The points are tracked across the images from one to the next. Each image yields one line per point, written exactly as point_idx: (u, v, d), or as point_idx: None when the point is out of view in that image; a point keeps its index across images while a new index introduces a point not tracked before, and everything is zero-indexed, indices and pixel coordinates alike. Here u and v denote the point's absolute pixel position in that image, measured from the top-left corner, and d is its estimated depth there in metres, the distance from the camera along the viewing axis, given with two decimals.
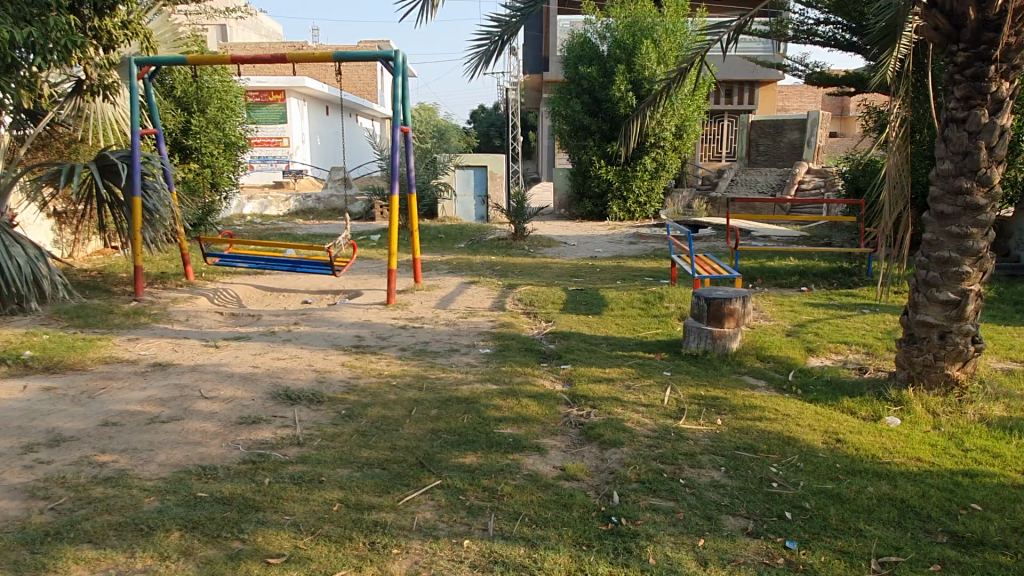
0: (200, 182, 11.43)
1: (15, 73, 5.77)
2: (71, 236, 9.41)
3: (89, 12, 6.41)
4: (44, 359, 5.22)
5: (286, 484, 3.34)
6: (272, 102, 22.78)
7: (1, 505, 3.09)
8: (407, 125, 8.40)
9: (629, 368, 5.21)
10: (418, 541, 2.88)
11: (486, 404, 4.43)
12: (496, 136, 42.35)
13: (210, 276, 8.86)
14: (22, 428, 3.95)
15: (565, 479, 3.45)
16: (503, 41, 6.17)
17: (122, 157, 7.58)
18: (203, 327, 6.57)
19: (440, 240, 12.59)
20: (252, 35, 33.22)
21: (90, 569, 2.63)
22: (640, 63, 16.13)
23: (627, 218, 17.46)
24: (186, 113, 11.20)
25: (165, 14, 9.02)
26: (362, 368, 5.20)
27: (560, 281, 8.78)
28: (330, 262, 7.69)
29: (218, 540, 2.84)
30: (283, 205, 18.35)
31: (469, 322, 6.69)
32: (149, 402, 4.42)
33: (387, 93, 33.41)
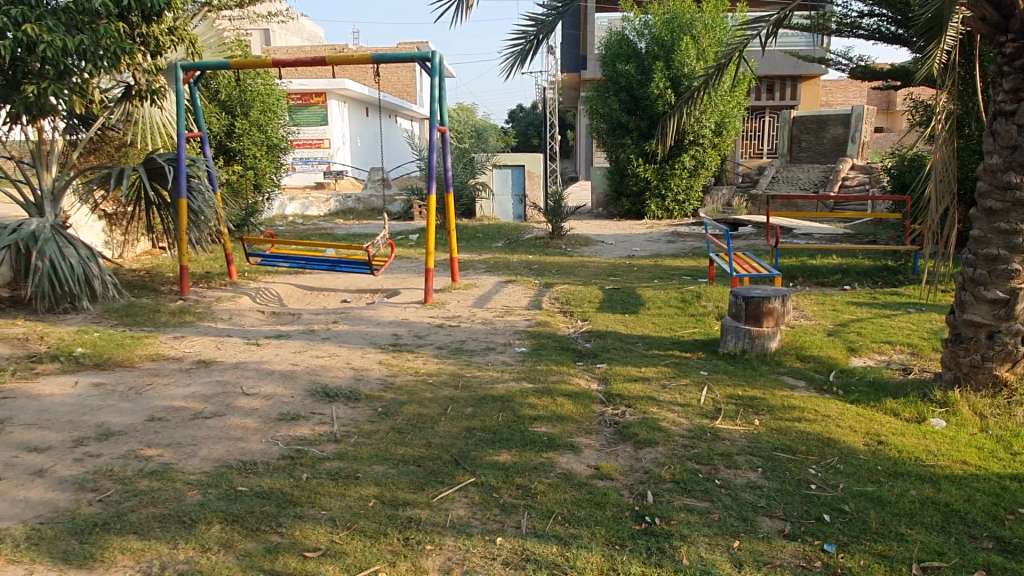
0: (243, 183, 11.67)
1: (68, 79, 5.83)
2: (120, 237, 9.71)
3: (138, 19, 6.52)
4: (95, 355, 5.41)
5: (323, 479, 3.40)
6: (314, 104, 23.18)
7: (52, 496, 3.21)
8: (445, 125, 8.44)
9: (665, 368, 5.16)
10: (452, 538, 2.91)
11: (521, 403, 4.44)
12: (534, 135, 42.31)
13: (252, 276, 9.05)
14: (73, 422, 4.10)
15: (599, 478, 3.45)
16: (538, 40, 6.18)
17: (169, 160, 7.79)
18: (246, 325, 6.71)
19: (478, 240, 12.63)
20: (294, 38, 33.79)
21: (135, 559, 2.72)
22: (679, 59, 15.99)
23: (666, 216, 17.30)
24: (230, 116, 11.49)
25: (210, 20, 9.25)
26: (399, 366, 5.26)
27: (597, 281, 8.74)
28: (369, 261, 7.78)
29: (257, 533, 2.91)
30: (324, 205, 18.62)
31: (505, 321, 6.70)
32: (193, 398, 4.53)
33: (426, 94, 33.66)
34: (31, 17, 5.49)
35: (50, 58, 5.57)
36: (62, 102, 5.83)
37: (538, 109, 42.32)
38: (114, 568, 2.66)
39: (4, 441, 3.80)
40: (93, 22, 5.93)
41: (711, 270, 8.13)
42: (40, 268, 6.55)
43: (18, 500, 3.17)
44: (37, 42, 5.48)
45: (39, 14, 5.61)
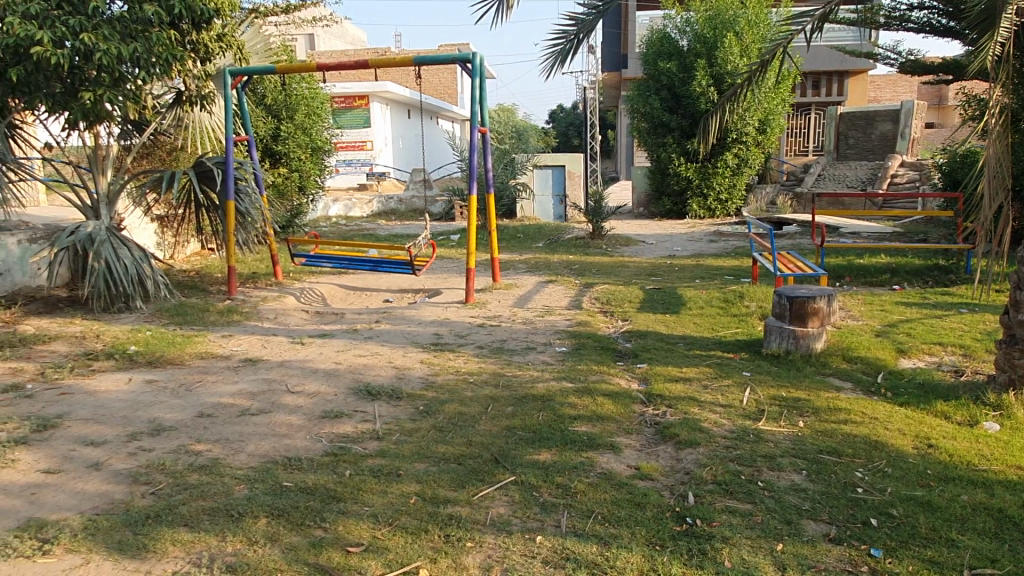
0: (288, 186, 11.90)
1: (122, 86, 6.05)
2: (171, 239, 10.01)
3: (189, 27, 6.71)
4: (147, 353, 5.58)
5: (366, 476, 3.45)
6: (357, 107, 23.50)
7: (108, 489, 3.33)
8: (485, 125, 8.47)
9: (707, 368, 5.11)
10: (492, 535, 2.93)
11: (561, 402, 4.44)
12: (575, 135, 42.17)
13: (297, 276, 9.22)
14: (127, 417, 4.24)
15: (640, 478, 3.43)
16: (579, 40, 6.17)
17: (218, 163, 7.98)
18: (291, 324, 6.85)
19: (519, 240, 12.66)
20: (337, 42, 34.27)
21: (185, 551, 2.80)
22: (722, 56, 15.77)
23: (708, 215, 17.10)
24: (276, 120, 11.72)
25: (257, 26, 9.46)
26: (441, 365, 5.31)
27: (637, 280, 8.69)
28: (410, 261, 7.86)
29: (302, 528, 2.97)
30: (366, 206, 18.87)
31: (546, 321, 6.71)
32: (240, 396, 4.65)
33: (467, 95, 33.84)
34: (88, 27, 5.65)
35: (106, 66, 5.75)
36: (116, 108, 6.01)
37: (578, 109, 42.16)
38: (166, 559, 2.75)
39: (63, 435, 3.95)
40: (144, 30, 6.11)
41: (755, 269, 8.01)
42: (96, 268, 6.82)
43: (75, 491, 3.30)
44: (94, 50, 5.64)
45: (95, 24, 5.76)
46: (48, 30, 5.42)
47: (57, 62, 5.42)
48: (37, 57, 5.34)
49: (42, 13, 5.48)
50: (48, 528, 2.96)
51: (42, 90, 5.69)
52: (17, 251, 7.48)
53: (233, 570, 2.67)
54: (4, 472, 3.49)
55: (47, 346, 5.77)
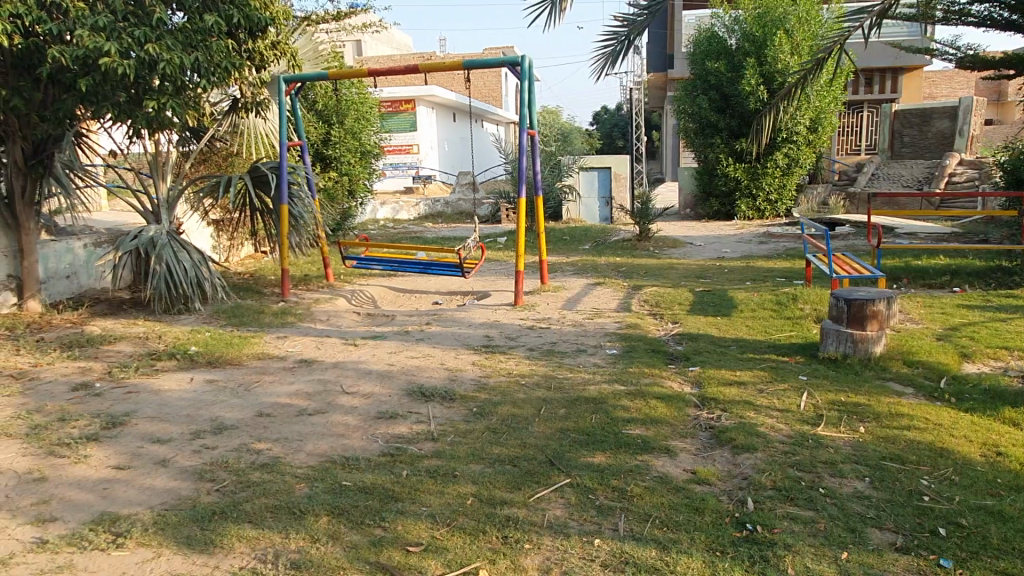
0: (338, 189, 12.12)
1: (183, 94, 6.25)
2: (227, 242, 10.28)
3: (245, 36, 6.86)
4: (207, 354, 5.73)
5: (422, 477, 3.49)
6: (403, 111, 23.80)
7: (175, 485, 3.43)
8: (534, 128, 8.50)
9: (762, 372, 5.03)
10: (550, 538, 2.93)
11: (614, 404, 4.43)
12: (619, 136, 41.92)
13: (348, 278, 9.38)
14: (191, 416, 4.37)
15: (697, 482, 3.40)
16: (629, 40, 6.15)
17: (273, 168, 8.18)
18: (343, 326, 6.97)
19: (565, 242, 12.65)
20: (385, 48, 34.79)
21: (251, 547, 2.87)
22: (772, 55, 15.50)
23: (757, 217, 16.84)
24: (326, 125, 11.94)
25: (309, 34, 9.67)
26: (492, 367, 5.34)
27: (687, 282, 8.61)
28: (460, 264, 7.93)
29: (362, 527, 3.02)
30: (413, 209, 19.06)
31: (596, 323, 6.70)
32: (298, 396, 4.75)
33: (511, 98, 33.95)
34: (152, 37, 5.85)
35: (169, 75, 5.95)
36: (177, 117, 6.21)
37: (623, 109, 41.87)
38: (233, 554, 2.82)
39: (131, 432, 4.10)
40: (205, 39, 6.28)
41: (808, 271, 7.85)
42: (158, 271, 7.06)
43: (145, 487, 3.41)
44: (158, 60, 5.84)
45: (159, 34, 5.95)
46: (115, 41, 5.61)
47: (124, 72, 5.62)
48: (105, 68, 5.54)
49: (110, 24, 5.64)
50: (120, 521, 3.07)
51: (108, 99, 5.89)
52: (83, 254, 7.80)
53: (297, 567, 2.73)
54: (77, 467, 3.63)
55: (113, 346, 5.98)
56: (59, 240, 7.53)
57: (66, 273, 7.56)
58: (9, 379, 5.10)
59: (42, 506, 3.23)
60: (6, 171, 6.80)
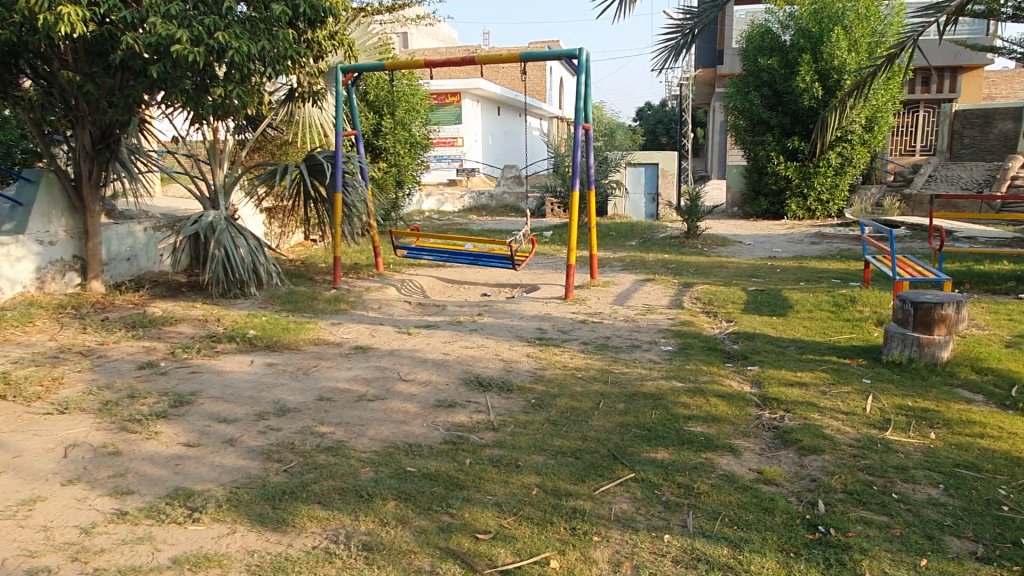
0: (388, 179, 12.21)
1: (249, 82, 6.35)
2: (278, 229, 10.49)
3: (305, 26, 6.92)
4: (266, 338, 5.82)
5: (486, 465, 3.50)
6: (449, 104, 23.88)
7: (244, 464, 3.50)
8: (589, 121, 8.42)
9: (824, 373, 4.94)
10: (618, 531, 2.92)
11: (674, 401, 4.38)
12: (663, 133, 41.41)
13: (398, 267, 9.45)
14: (254, 397, 4.45)
15: (764, 482, 3.35)
16: (694, 34, 6.06)
17: (328, 157, 8.26)
18: (395, 315, 7.01)
19: (612, 238, 12.58)
20: (430, 41, 35.02)
21: (322, 527, 2.91)
22: (828, 51, 15.16)
23: (807, 217, 16.56)
24: (378, 116, 12.08)
25: (364, 24, 9.77)
26: (547, 360, 5.32)
27: (738, 281, 8.49)
28: (510, 257, 7.87)
29: (429, 512, 3.04)
30: (458, 201, 19.22)
31: (648, 319, 6.65)
32: (356, 381, 4.80)
33: (556, 93, 33.86)
34: (221, 26, 5.94)
35: (237, 63, 6.05)
36: (242, 104, 6.34)
37: (666, 106, 41.33)
38: (305, 534, 2.86)
39: (198, 411, 4.19)
40: (270, 28, 6.38)
41: (867, 273, 7.68)
42: (216, 255, 7.21)
43: (215, 465, 3.48)
44: (227, 48, 5.93)
45: (228, 23, 6.05)
46: (186, 29, 5.73)
47: (194, 59, 5.71)
48: (176, 55, 5.65)
49: (181, 13, 5.78)
50: (195, 497, 3.14)
51: (175, 86, 6.03)
52: (143, 238, 7.99)
53: (369, 549, 2.75)
54: (149, 443, 3.72)
55: (174, 328, 6.11)
56: (122, 224, 7.73)
57: (127, 255, 7.75)
58: (78, 356, 5.25)
59: (119, 479, 3.33)
60: (76, 154, 6.95)
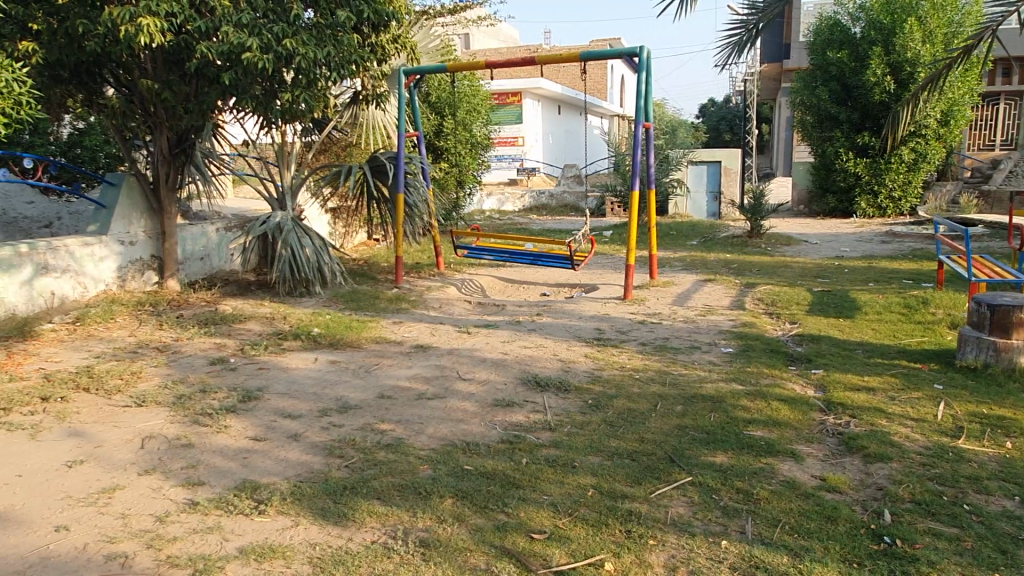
0: (449, 180, 12.36)
1: (315, 86, 6.52)
2: (343, 229, 10.77)
3: (369, 30, 7.07)
4: (330, 336, 5.98)
5: (542, 465, 3.52)
6: (511, 103, 23.97)
7: (308, 459, 3.61)
8: (649, 120, 8.33)
9: (892, 378, 4.78)
10: (674, 535, 2.89)
11: (734, 404, 4.31)
12: (727, 130, 40.62)
13: (458, 267, 9.56)
14: (318, 394, 4.58)
15: (827, 490, 3.27)
16: (758, 29, 5.94)
17: (391, 158, 8.42)
18: (455, 314, 7.10)
19: (673, 237, 12.43)
20: (491, 41, 35.23)
21: (381, 522, 2.98)
22: (901, 43, 14.61)
23: (878, 215, 16.00)
24: (439, 116, 12.23)
25: (426, 27, 9.92)
26: (605, 361, 5.30)
27: (804, 282, 8.27)
28: (569, 256, 7.85)
29: (486, 511, 3.08)
30: (518, 201, 19.33)
31: (708, 320, 6.55)
32: (416, 380, 4.89)
33: (617, 91, 33.61)
34: (289, 33, 6.12)
35: (304, 69, 6.22)
36: (309, 108, 6.52)
37: (730, 102, 40.54)
38: (365, 529, 2.93)
39: (265, 407, 4.34)
40: (336, 34, 6.53)
41: (941, 273, 7.39)
42: (283, 255, 7.44)
43: (280, 459, 3.60)
44: (294, 55, 6.11)
45: (295, 30, 6.23)
46: (256, 37, 5.92)
47: (264, 66, 5.92)
48: (247, 62, 5.85)
49: (252, 22, 5.97)
50: (261, 490, 3.25)
51: (246, 92, 6.24)
52: (216, 238, 8.30)
53: (426, 545, 2.80)
54: (219, 436, 3.88)
55: (243, 325, 6.34)
56: (196, 225, 8.05)
57: (200, 255, 8.07)
58: (155, 352, 5.50)
59: (191, 470, 3.48)
60: (153, 158, 7.27)
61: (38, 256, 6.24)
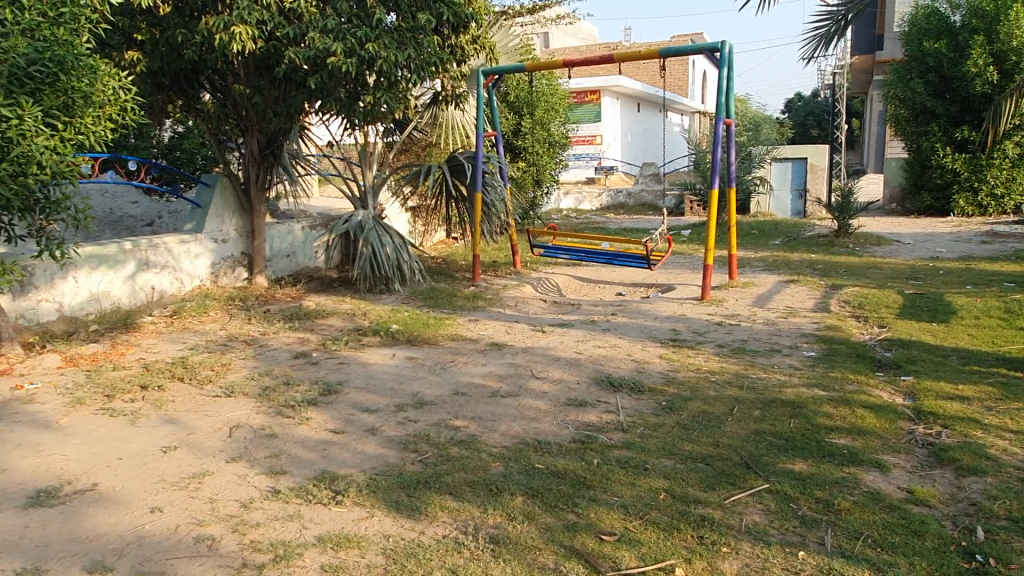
0: (527, 178, 12.40)
1: (396, 88, 6.67)
2: (422, 227, 10.98)
3: (449, 32, 7.16)
4: (407, 332, 6.11)
5: (614, 466, 3.50)
6: (589, 101, 23.87)
7: (384, 452, 3.71)
8: (731, 116, 8.13)
9: (990, 388, 4.50)
10: (749, 544, 2.83)
11: (816, 411, 4.16)
12: (814, 125, 39.21)
13: (534, 265, 9.58)
14: (395, 389, 4.69)
15: (914, 503, 3.12)
16: (846, 20, 5.71)
17: (469, 158, 8.52)
18: (530, 313, 7.13)
19: (755, 237, 12.10)
20: (570, 39, 35.13)
21: (453, 517, 3.04)
22: (1006, 30, 13.74)
23: (977, 213, 15.03)
24: (517, 116, 12.30)
25: (505, 27, 9.99)
26: (681, 362, 5.22)
27: (894, 283, 7.91)
28: (646, 256, 7.75)
29: (556, 510, 3.08)
30: (596, 199, 19.26)
31: (790, 322, 6.35)
32: (490, 377, 4.94)
33: (698, 87, 32.93)
34: (372, 37, 6.29)
35: (385, 72, 6.38)
36: (390, 110, 6.67)
37: (818, 96, 39.05)
38: (437, 523, 2.99)
39: (345, 400, 4.48)
40: (416, 37, 6.66)
41: None
42: (364, 253, 7.65)
43: (358, 451, 3.71)
44: (376, 58, 6.27)
45: (378, 34, 6.39)
46: (341, 41, 6.11)
47: (347, 69, 6.11)
48: (331, 66, 6.06)
49: (337, 27, 6.17)
50: (339, 481, 3.37)
51: (330, 95, 6.45)
52: (302, 236, 8.61)
53: (496, 542, 2.83)
54: (301, 427, 4.03)
55: (325, 321, 6.55)
56: (283, 223, 8.38)
57: (287, 252, 8.39)
58: (244, 345, 5.76)
59: (274, 459, 3.63)
60: (245, 160, 7.61)
61: (140, 253, 6.63)
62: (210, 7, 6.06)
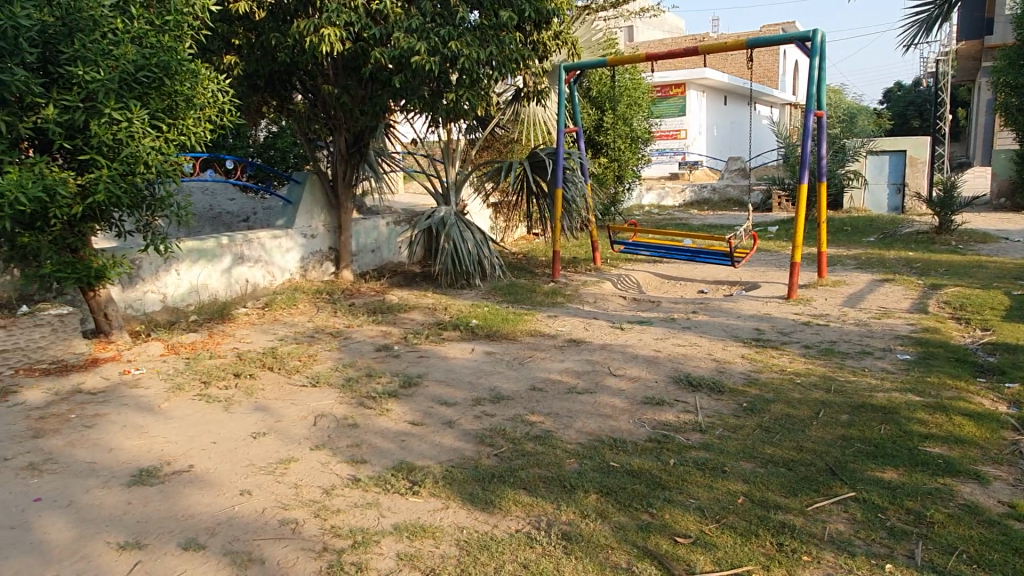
0: (608, 174, 12.30)
1: (478, 86, 6.73)
2: (503, 223, 11.07)
3: (531, 29, 7.16)
4: (486, 327, 6.17)
5: (691, 467, 3.43)
6: (674, 95, 23.43)
7: (460, 445, 3.76)
8: (823, 108, 7.81)
9: None
10: (832, 553, 2.72)
11: (909, 417, 3.96)
12: (915, 116, 37.20)
13: (614, 262, 9.50)
14: (473, 383, 4.75)
15: (1016, 519, 2.92)
16: (950, 3, 5.39)
17: (550, 153, 8.52)
18: (609, 309, 7.08)
19: (848, 233, 11.60)
20: (655, 32, 34.55)
21: (526, 512, 3.06)
22: None
23: None
24: (599, 111, 12.21)
25: (588, 22, 9.92)
26: (764, 362, 5.06)
27: (1001, 284, 7.41)
28: (731, 254, 7.56)
29: (630, 509, 3.06)
30: (679, 195, 18.92)
31: (884, 323, 6.05)
32: (567, 373, 4.94)
33: (789, 78, 31.77)
34: (455, 35, 6.37)
35: (467, 69, 6.46)
36: (472, 107, 6.74)
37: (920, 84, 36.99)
38: (510, 517, 3.02)
39: (424, 393, 4.58)
40: (498, 34, 6.70)
41: None
42: (446, 248, 7.77)
43: (435, 443, 3.79)
44: (459, 56, 6.35)
45: (461, 32, 6.48)
46: (425, 41, 6.22)
47: (430, 68, 6.22)
48: (415, 65, 6.18)
49: (421, 27, 6.28)
50: (416, 471, 3.44)
51: (415, 94, 6.57)
52: (386, 232, 8.83)
53: (568, 539, 2.84)
54: (381, 418, 4.14)
55: (407, 314, 6.70)
56: (369, 219, 8.61)
57: (371, 247, 8.62)
58: (329, 337, 5.97)
59: (355, 448, 3.75)
60: (333, 158, 7.86)
61: (236, 247, 6.96)
62: (302, 11, 6.28)
